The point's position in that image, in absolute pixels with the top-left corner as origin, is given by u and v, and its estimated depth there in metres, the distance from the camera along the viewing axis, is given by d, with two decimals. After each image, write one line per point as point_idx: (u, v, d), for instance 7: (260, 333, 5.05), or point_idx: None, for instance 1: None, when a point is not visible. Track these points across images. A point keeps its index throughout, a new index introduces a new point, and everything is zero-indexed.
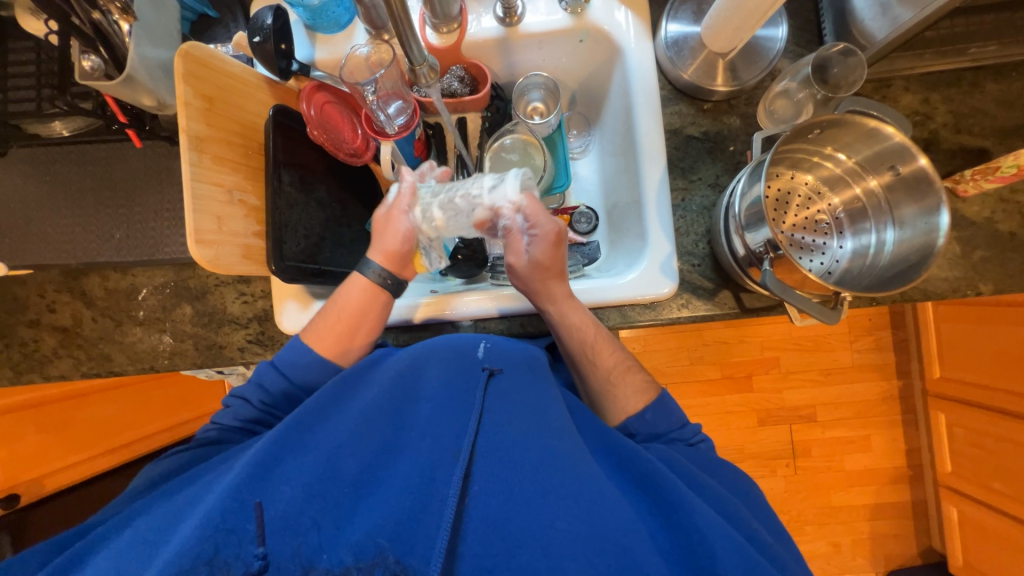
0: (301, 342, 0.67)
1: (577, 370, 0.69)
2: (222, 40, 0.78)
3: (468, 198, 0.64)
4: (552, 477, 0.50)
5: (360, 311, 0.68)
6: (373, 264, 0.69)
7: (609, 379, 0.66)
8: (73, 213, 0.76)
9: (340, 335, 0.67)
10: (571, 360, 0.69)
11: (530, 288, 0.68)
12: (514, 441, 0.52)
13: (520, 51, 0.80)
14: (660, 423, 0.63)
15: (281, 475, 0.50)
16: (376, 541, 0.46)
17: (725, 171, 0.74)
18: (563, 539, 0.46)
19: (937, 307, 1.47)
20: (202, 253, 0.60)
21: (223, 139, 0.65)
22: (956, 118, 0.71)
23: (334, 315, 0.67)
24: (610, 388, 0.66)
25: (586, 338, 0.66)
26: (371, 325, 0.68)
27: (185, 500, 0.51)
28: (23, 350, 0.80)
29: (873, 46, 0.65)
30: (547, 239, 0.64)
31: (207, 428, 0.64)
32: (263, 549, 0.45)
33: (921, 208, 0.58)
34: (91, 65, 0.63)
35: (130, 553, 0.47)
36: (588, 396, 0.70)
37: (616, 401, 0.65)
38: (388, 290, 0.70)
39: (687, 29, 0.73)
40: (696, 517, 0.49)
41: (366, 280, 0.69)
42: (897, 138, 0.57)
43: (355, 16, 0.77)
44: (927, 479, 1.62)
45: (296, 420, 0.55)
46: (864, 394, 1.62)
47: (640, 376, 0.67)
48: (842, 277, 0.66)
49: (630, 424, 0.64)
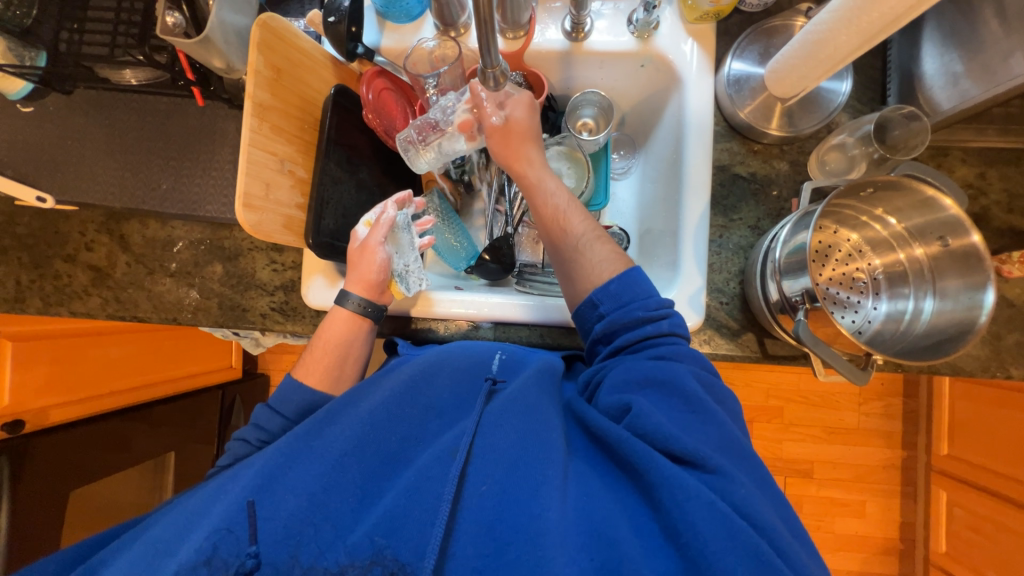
0: (290, 377, 0.68)
1: (547, 244, 0.69)
2: (294, 15, 0.80)
3: (438, 108, 0.72)
4: (541, 475, 0.49)
5: (345, 345, 0.69)
6: (350, 296, 0.69)
7: (578, 245, 0.66)
8: (126, 158, 0.79)
9: (329, 368, 0.68)
10: (543, 232, 0.70)
11: (503, 156, 0.70)
12: (510, 448, 0.52)
13: (581, 67, 0.81)
14: (624, 294, 0.61)
15: (287, 482, 0.50)
16: (373, 540, 0.47)
17: (767, 216, 0.74)
18: (553, 532, 0.45)
19: (955, 383, 1.44)
20: (247, 217, 0.61)
21: (284, 110, 0.66)
22: (1010, 197, 0.70)
23: (321, 348, 0.68)
24: (577, 253, 0.65)
25: (557, 204, 0.68)
26: (357, 355, 0.70)
27: (197, 503, 0.52)
28: (56, 282, 0.82)
29: (938, 115, 0.65)
30: (518, 106, 0.69)
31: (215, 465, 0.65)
32: (255, 548, 0.47)
33: (966, 283, 0.57)
34: (172, 21, 0.64)
35: (147, 555, 0.48)
36: (558, 275, 0.69)
37: (584, 266, 0.65)
38: (368, 318, 0.70)
39: (751, 70, 0.73)
40: (675, 491, 0.46)
41: (346, 312, 0.69)
42: (952, 211, 0.56)
43: (426, 10, 0.78)
44: (917, 555, 1.58)
45: (305, 427, 0.57)
46: (866, 459, 1.59)
47: (609, 245, 0.66)
48: (873, 338, 0.64)
49: (595, 295, 0.63)
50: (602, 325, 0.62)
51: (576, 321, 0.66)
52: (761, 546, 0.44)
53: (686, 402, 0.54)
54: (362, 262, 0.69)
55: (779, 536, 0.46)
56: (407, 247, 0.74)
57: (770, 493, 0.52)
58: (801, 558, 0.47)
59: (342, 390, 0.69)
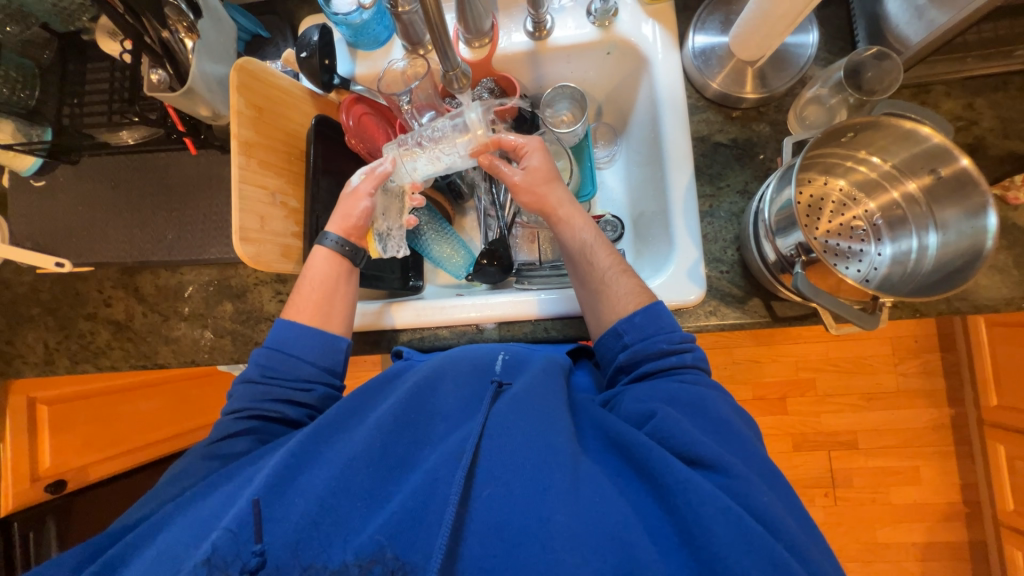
0: (281, 319, 0.68)
1: (574, 277, 0.70)
2: (272, 58, 0.84)
3: (432, 131, 0.73)
4: (553, 472, 0.49)
5: (330, 281, 0.69)
6: (331, 235, 0.70)
7: (604, 278, 0.67)
8: (132, 215, 0.83)
9: (317, 305, 0.68)
10: (570, 263, 0.71)
11: (531, 196, 0.71)
12: (521, 445, 0.52)
13: (549, 64, 0.83)
14: (649, 326, 0.62)
15: (297, 488, 0.51)
16: (376, 539, 0.47)
17: (754, 178, 0.74)
18: (562, 534, 0.45)
19: (992, 329, 1.38)
20: (245, 250, 0.64)
21: (269, 145, 0.69)
22: (1003, 123, 0.68)
23: (307, 288, 0.69)
24: (602, 287, 0.66)
25: (584, 240, 0.69)
26: (343, 291, 0.70)
27: (210, 507, 0.52)
28: (80, 340, 0.86)
29: (908, 49, 0.64)
30: (532, 150, 0.72)
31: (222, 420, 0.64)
32: (259, 547, 0.47)
33: (965, 210, 0.56)
34: (158, 78, 0.68)
35: (163, 556, 0.48)
36: (585, 308, 0.69)
37: (609, 300, 0.65)
38: (348, 258, 0.71)
39: (714, 40, 0.74)
40: (688, 493, 0.46)
41: (330, 250, 0.70)
42: (935, 139, 0.55)
43: (393, 34, 0.81)
44: (985, 519, 1.49)
45: (314, 430, 0.56)
46: (911, 422, 1.52)
47: (633, 281, 0.66)
48: (881, 284, 0.63)
49: (619, 326, 0.63)
50: (625, 353, 0.63)
51: (598, 349, 0.67)
52: (779, 552, 0.43)
53: (708, 418, 0.54)
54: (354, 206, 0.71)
55: (797, 540, 0.46)
56: (393, 214, 0.77)
57: (792, 503, 0.51)
58: (819, 561, 0.46)
59: (332, 328, 0.69)
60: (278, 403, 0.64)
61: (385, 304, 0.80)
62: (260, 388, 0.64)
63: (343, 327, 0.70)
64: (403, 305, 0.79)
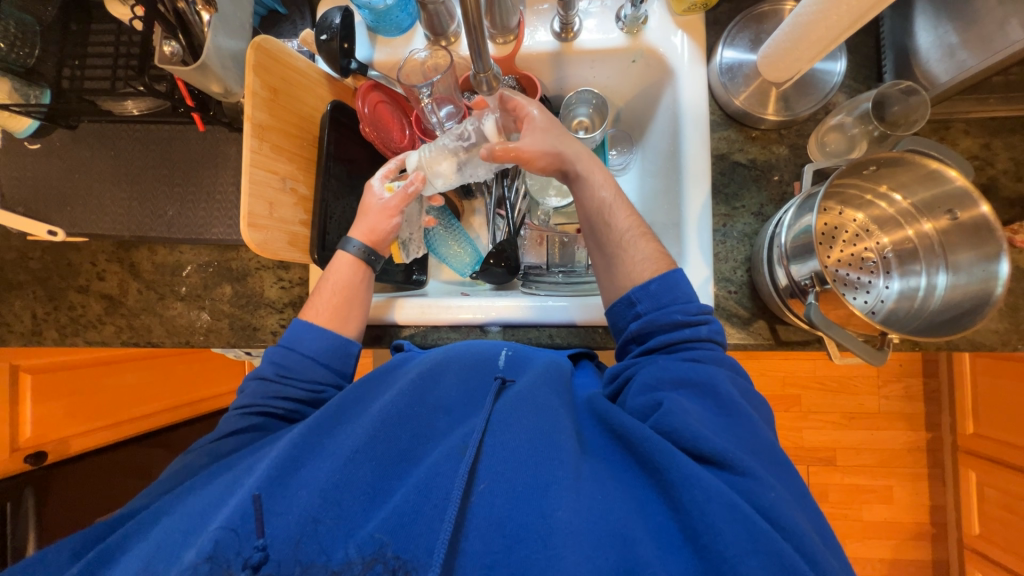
0: (301, 317, 0.68)
1: (590, 236, 0.68)
2: (288, 36, 0.81)
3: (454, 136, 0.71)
4: (554, 471, 0.50)
5: (350, 287, 0.69)
6: (353, 241, 0.70)
7: (620, 242, 0.65)
8: (132, 188, 0.80)
9: (336, 308, 0.69)
10: (586, 227, 0.69)
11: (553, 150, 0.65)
12: (523, 443, 0.52)
13: (572, 66, 0.81)
14: (664, 295, 0.61)
15: (300, 479, 0.51)
16: (376, 537, 0.46)
17: (770, 201, 0.74)
18: (562, 531, 0.45)
19: (976, 359, 1.41)
20: (252, 236, 0.62)
21: (282, 129, 0.67)
22: (1017, 166, 0.69)
23: (328, 290, 0.69)
24: (620, 249, 0.65)
25: (603, 199, 0.66)
26: (363, 298, 0.70)
27: (213, 495, 0.51)
28: (71, 313, 0.83)
29: (936, 88, 0.64)
30: (532, 106, 0.67)
31: (230, 416, 0.63)
32: (262, 541, 0.45)
33: (978, 254, 0.56)
34: (170, 50, 0.66)
35: (162, 544, 0.47)
36: (598, 269, 0.68)
37: (625, 263, 0.64)
38: (369, 266, 0.71)
39: (743, 57, 0.73)
40: (695, 491, 0.46)
41: (350, 257, 0.70)
42: (959, 182, 0.55)
43: (416, 21, 0.79)
44: (950, 539, 1.54)
45: (317, 421, 0.56)
46: (890, 443, 1.56)
47: (653, 244, 0.65)
48: (887, 318, 0.64)
49: (633, 294, 0.62)
50: (636, 322, 0.62)
51: (609, 317, 0.66)
52: (786, 550, 0.42)
53: (717, 402, 0.54)
54: (382, 216, 0.71)
55: (807, 540, 0.45)
56: (414, 216, 0.80)
57: (801, 499, 0.50)
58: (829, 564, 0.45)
59: (348, 333, 0.69)
60: (288, 401, 0.64)
61: (389, 300, 0.79)
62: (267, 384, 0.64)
63: (358, 333, 0.70)
64: (410, 303, 0.78)
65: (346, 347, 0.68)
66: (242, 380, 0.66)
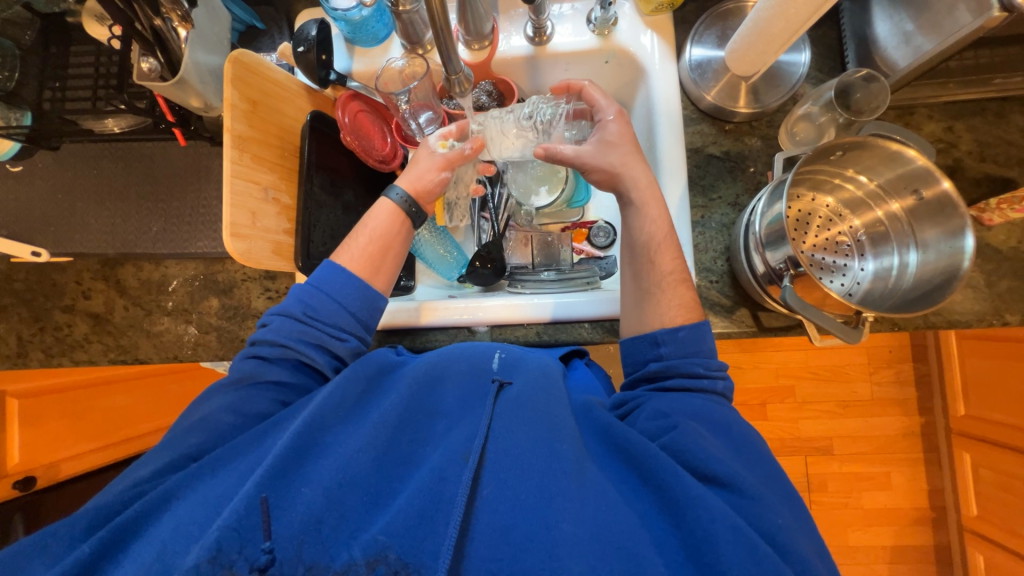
0: (335, 262, 0.68)
1: (630, 262, 0.68)
2: (267, 50, 0.82)
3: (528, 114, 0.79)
4: (560, 479, 0.50)
5: (387, 236, 0.71)
6: (399, 189, 0.72)
7: (660, 283, 0.65)
8: (116, 205, 0.80)
9: (371, 256, 0.69)
10: (629, 254, 0.69)
11: (604, 163, 0.69)
12: (531, 449, 0.53)
13: (547, 69, 0.83)
14: (690, 344, 0.61)
15: (303, 475, 0.50)
16: (379, 539, 0.46)
17: (746, 191, 0.75)
18: (567, 539, 0.45)
19: (962, 341, 1.43)
20: (236, 246, 0.62)
21: (263, 140, 0.68)
22: (981, 146, 0.71)
23: (364, 237, 0.70)
24: (657, 288, 0.65)
25: (650, 233, 0.67)
26: (397, 248, 0.71)
27: (218, 491, 0.50)
28: (56, 333, 0.83)
29: (896, 73, 0.66)
30: (610, 113, 0.70)
31: (242, 364, 0.63)
32: (269, 544, 0.45)
33: (944, 231, 0.58)
34: (148, 66, 0.67)
35: (162, 549, 0.46)
36: (627, 300, 0.68)
37: (658, 305, 0.64)
38: (408, 217, 0.72)
39: (711, 53, 0.75)
40: (701, 510, 0.47)
41: (393, 206, 0.71)
42: (920, 162, 0.57)
43: (393, 31, 0.80)
44: (950, 523, 1.55)
45: (316, 415, 0.55)
46: (885, 429, 1.57)
47: (689, 292, 0.64)
48: (864, 298, 0.65)
49: (660, 334, 0.62)
50: (656, 364, 0.61)
51: (627, 350, 0.66)
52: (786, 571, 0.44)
53: (729, 436, 0.55)
54: (433, 167, 0.73)
55: (807, 561, 0.46)
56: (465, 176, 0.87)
57: (789, 500, 0.52)
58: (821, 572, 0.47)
59: (377, 285, 0.69)
60: (312, 347, 0.63)
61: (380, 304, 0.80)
62: (272, 362, 0.63)
63: (386, 286, 0.71)
64: (396, 306, 0.79)
65: (373, 301, 0.68)
66: (264, 314, 0.65)
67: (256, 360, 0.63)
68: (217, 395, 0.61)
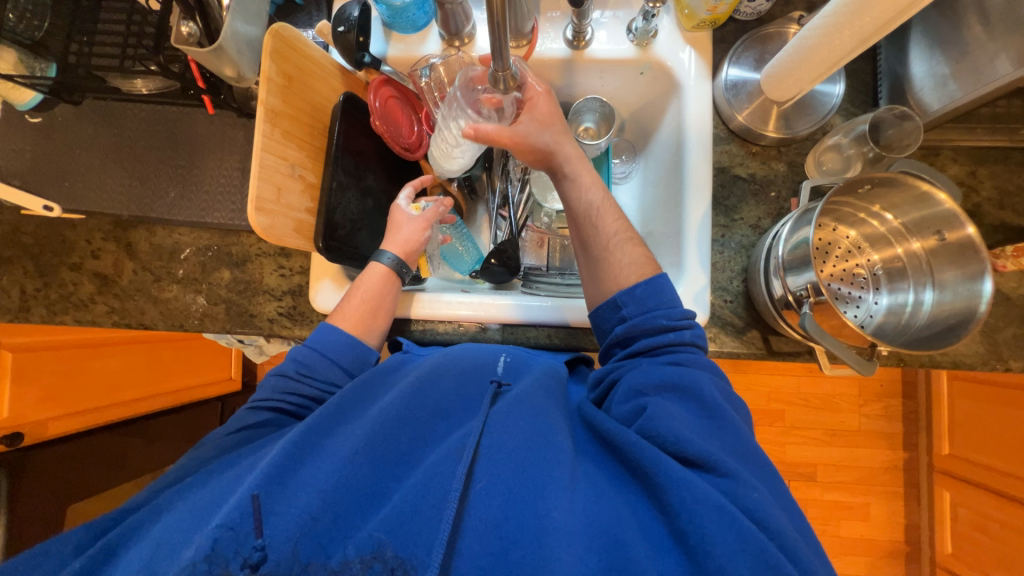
0: (327, 324, 0.69)
1: (579, 243, 0.70)
2: (303, 26, 0.82)
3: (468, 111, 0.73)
4: (548, 473, 0.50)
5: (378, 295, 0.72)
6: (389, 254, 0.74)
7: (607, 246, 0.66)
8: (134, 167, 0.79)
9: (362, 315, 0.70)
10: (574, 227, 0.70)
11: (545, 141, 0.70)
12: (519, 444, 0.53)
13: (582, 74, 0.83)
14: (649, 299, 0.62)
15: (299, 480, 0.50)
16: (375, 537, 0.46)
17: (767, 215, 0.76)
18: (558, 531, 0.45)
19: (954, 383, 1.46)
20: (259, 220, 0.62)
21: (294, 116, 0.67)
22: (1000, 194, 0.73)
23: (356, 299, 0.71)
24: (603, 252, 0.66)
25: (590, 201, 0.69)
26: (389, 308, 0.73)
27: (212, 494, 0.51)
28: (61, 291, 0.81)
29: (928, 115, 0.67)
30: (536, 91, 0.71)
31: (242, 415, 0.64)
32: (260, 541, 0.45)
33: (963, 273, 0.59)
34: (187, 31, 0.66)
35: (158, 548, 0.46)
36: (586, 275, 0.69)
37: (610, 269, 0.65)
38: (400, 279, 0.75)
39: (746, 75, 0.76)
40: (682, 493, 0.46)
41: (385, 269, 0.73)
42: (947, 204, 0.59)
43: (432, 20, 0.80)
44: (923, 557, 1.58)
45: (315, 420, 0.55)
46: (869, 461, 1.59)
47: (640, 250, 0.66)
48: (875, 331, 0.66)
49: (619, 297, 0.63)
50: (622, 326, 0.62)
51: (595, 320, 0.66)
52: (771, 550, 0.43)
53: (701, 406, 0.54)
54: (417, 228, 0.78)
55: (788, 538, 0.46)
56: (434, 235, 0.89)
57: (779, 497, 0.51)
58: (816, 565, 0.46)
59: (369, 342, 0.70)
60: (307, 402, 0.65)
61: (403, 293, 0.79)
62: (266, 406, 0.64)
63: (378, 342, 0.72)
64: (409, 296, 0.78)
65: (364, 356, 0.69)
66: (266, 374, 0.67)
67: (249, 407, 0.65)
68: (212, 438, 0.62)
